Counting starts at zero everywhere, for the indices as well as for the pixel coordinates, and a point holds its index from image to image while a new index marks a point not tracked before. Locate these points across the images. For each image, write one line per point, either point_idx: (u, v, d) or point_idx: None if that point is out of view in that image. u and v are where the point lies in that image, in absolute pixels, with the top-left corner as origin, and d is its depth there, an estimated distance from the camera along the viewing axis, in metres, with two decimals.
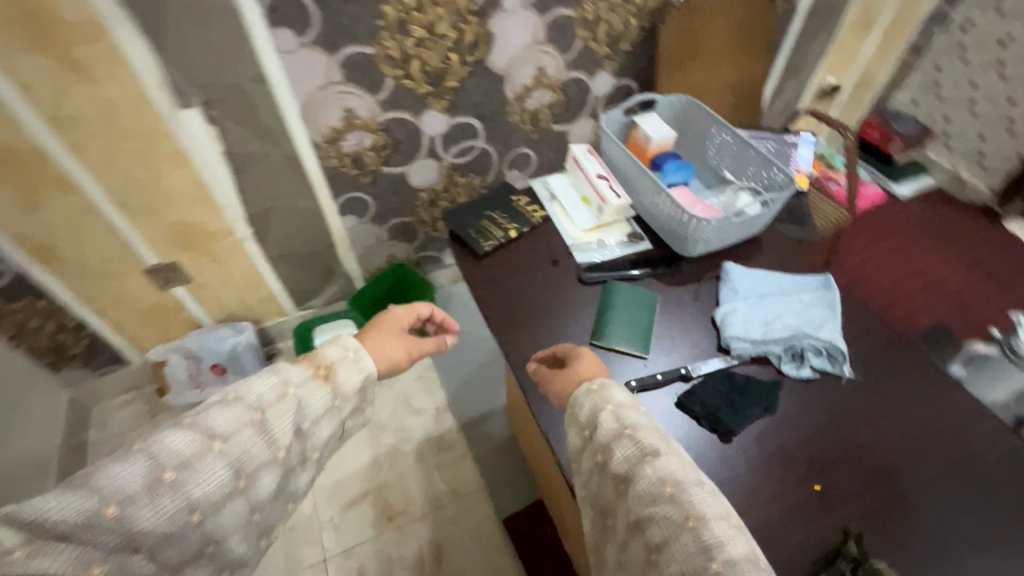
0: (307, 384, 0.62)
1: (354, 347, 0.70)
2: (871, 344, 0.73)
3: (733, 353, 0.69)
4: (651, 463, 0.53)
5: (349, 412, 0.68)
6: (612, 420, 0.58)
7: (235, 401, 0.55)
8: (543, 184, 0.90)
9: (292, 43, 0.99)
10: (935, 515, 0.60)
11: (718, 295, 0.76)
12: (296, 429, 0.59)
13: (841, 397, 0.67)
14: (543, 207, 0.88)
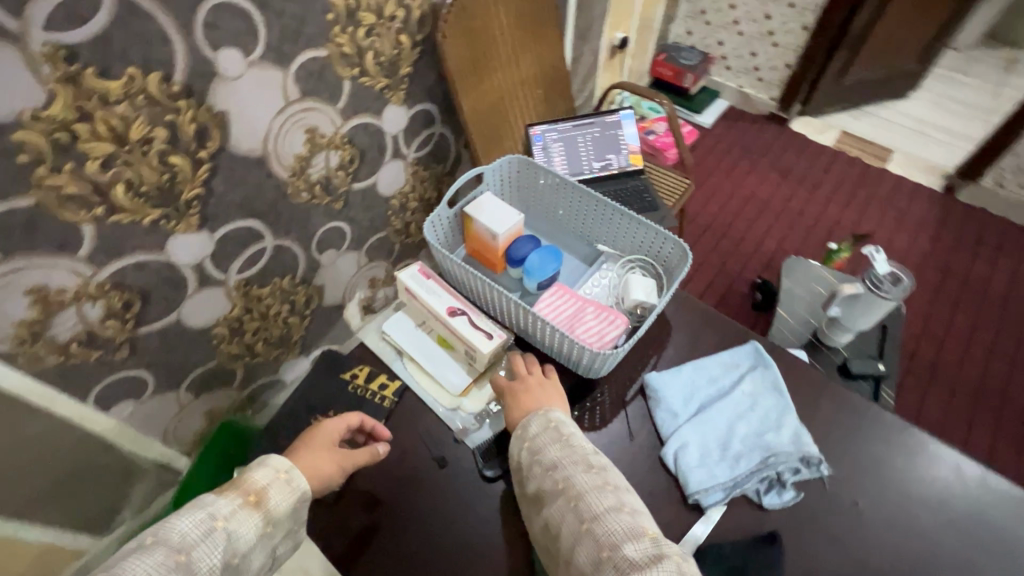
0: (239, 515, 0.49)
1: (283, 469, 0.54)
2: (877, 501, 0.58)
3: (707, 509, 0.56)
4: (544, 471, 0.54)
5: (285, 538, 0.54)
6: (524, 451, 0.56)
7: (157, 544, 0.44)
8: (389, 339, 0.72)
9: (214, 52, 0.73)
10: None
11: (656, 425, 0.61)
12: (223, 567, 0.47)
13: (849, 543, 0.56)
14: (398, 371, 0.71)
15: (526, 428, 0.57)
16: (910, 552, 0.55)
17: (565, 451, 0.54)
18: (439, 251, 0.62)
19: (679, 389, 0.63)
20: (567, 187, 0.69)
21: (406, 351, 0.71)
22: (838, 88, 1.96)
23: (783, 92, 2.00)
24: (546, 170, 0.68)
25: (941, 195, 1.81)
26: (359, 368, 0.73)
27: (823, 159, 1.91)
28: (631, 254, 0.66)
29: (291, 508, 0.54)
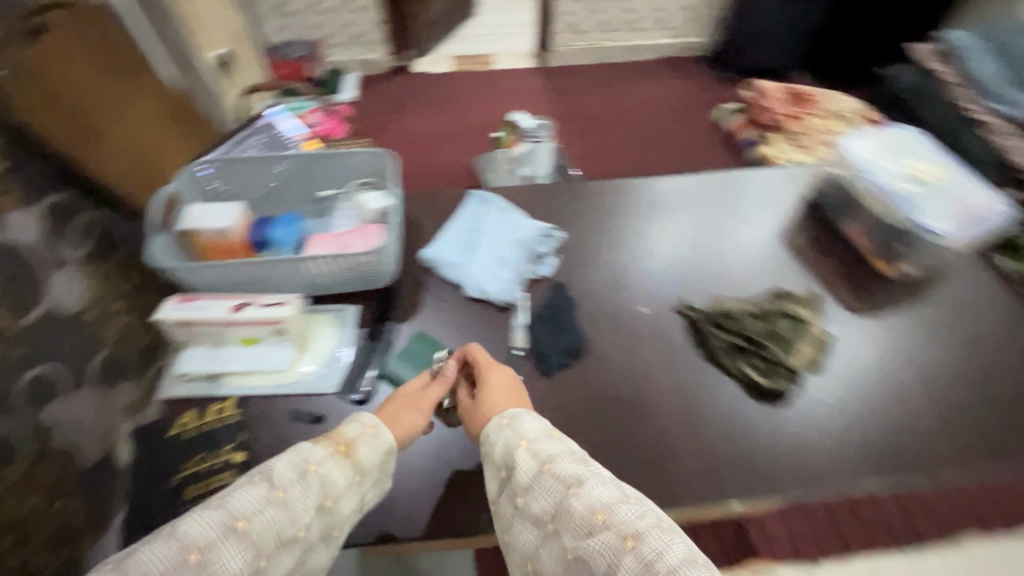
0: (330, 461, 0.50)
1: (371, 424, 0.55)
2: (584, 217, 0.78)
3: (516, 303, 0.67)
4: (574, 494, 0.46)
5: (374, 489, 0.54)
6: (530, 459, 0.50)
7: (258, 479, 0.46)
8: (191, 376, 0.61)
9: None
10: (693, 241, 0.75)
11: (448, 281, 0.69)
12: (317, 509, 0.47)
13: (581, 253, 0.73)
14: (225, 392, 0.61)
15: (517, 425, 0.53)
16: (618, 241, 0.75)
17: (587, 471, 0.48)
18: (183, 267, 0.61)
19: (444, 248, 0.71)
20: (262, 164, 0.73)
21: (215, 368, 0.60)
22: (427, 26, 2.29)
23: (393, 46, 2.23)
24: (236, 159, 0.72)
25: (539, 68, 2.34)
26: (182, 418, 0.59)
27: (452, 84, 2.26)
28: (349, 183, 0.75)
29: (381, 461, 0.54)
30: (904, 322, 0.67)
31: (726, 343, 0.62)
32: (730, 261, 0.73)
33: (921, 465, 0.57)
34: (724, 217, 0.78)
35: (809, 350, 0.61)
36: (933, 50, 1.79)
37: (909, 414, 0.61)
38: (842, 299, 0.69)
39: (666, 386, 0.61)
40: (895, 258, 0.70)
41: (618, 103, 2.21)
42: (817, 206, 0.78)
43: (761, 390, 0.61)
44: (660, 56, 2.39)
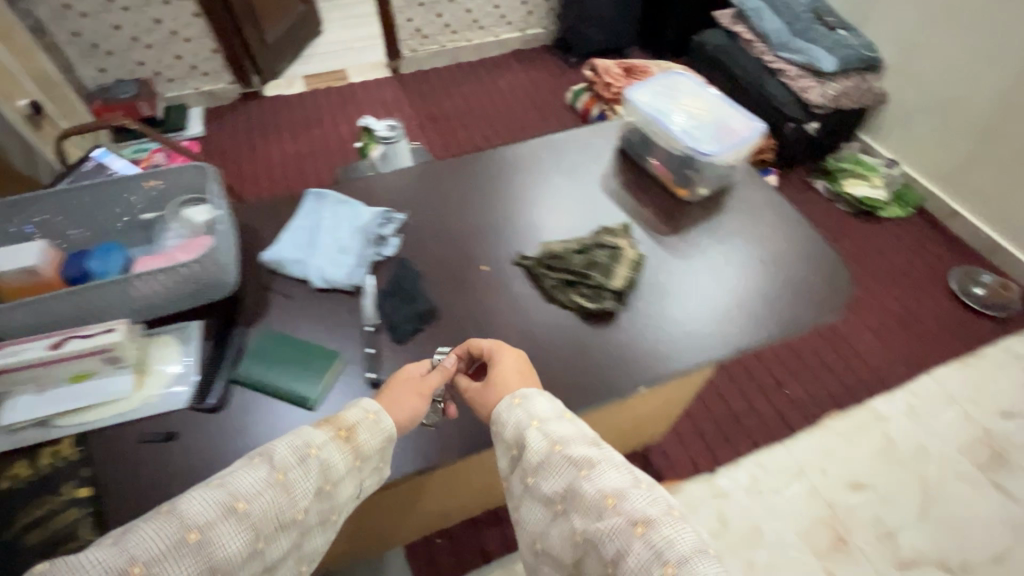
0: (331, 444, 0.51)
1: (373, 408, 0.55)
2: (423, 196, 0.82)
3: (363, 283, 0.69)
4: (585, 478, 0.47)
5: (372, 474, 0.56)
6: (543, 442, 0.51)
7: (257, 460, 0.47)
8: (18, 425, 0.57)
9: None
10: (525, 199, 0.82)
11: (293, 277, 0.70)
12: (315, 493, 0.49)
13: (424, 229, 0.77)
14: (64, 432, 0.57)
15: (528, 405, 0.54)
16: (454, 213, 0.80)
17: (599, 454, 0.50)
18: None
19: (287, 247, 0.72)
20: (63, 200, 0.69)
21: (43, 413, 0.57)
22: (269, 50, 2.24)
23: (234, 74, 2.16)
24: (32, 199, 0.68)
25: (391, 76, 2.37)
26: (11, 470, 0.55)
27: (308, 103, 2.22)
28: (171, 202, 0.73)
29: (380, 447, 0.55)
30: (703, 235, 0.78)
31: (559, 280, 0.69)
32: (560, 210, 0.81)
33: (724, 342, 0.67)
34: (552, 173, 0.86)
35: (626, 270, 0.69)
36: (731, 15, 2.05)
37: (714, 304, 0.71)
38: (656, 226, 0.79)
39: (507, 328, 0.67)
40: (690, 185, 0.81)
41: (477, 98, 2.30)
42: (626, 151, 0.88)
43: (593, 313, 0.68)
44: (507, 49, 2.51)
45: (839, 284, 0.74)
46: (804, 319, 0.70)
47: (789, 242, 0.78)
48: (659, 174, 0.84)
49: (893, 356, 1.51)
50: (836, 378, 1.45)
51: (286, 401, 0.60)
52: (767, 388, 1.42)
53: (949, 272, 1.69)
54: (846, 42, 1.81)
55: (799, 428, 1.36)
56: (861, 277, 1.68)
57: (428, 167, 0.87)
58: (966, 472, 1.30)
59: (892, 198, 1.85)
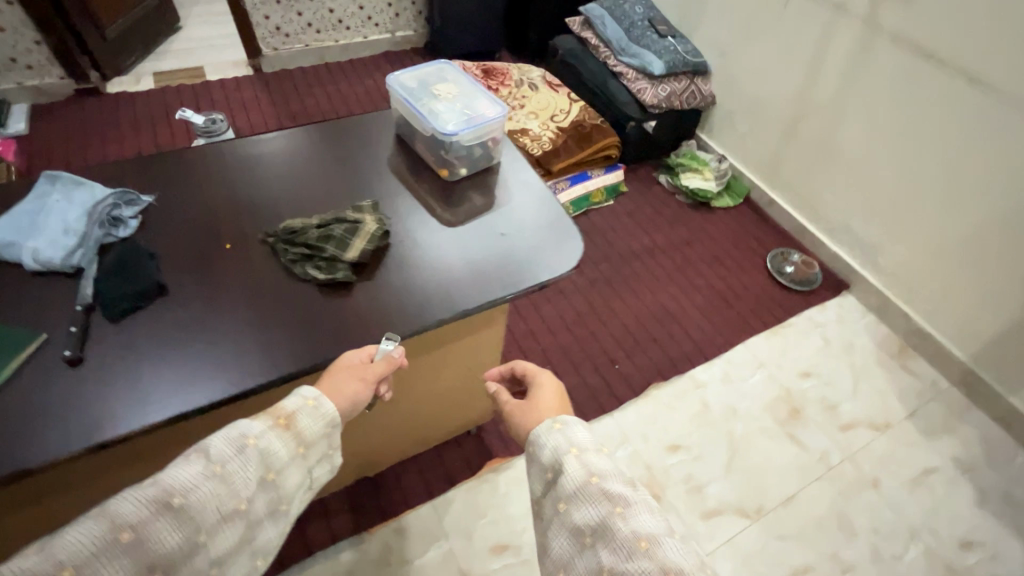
0: (269, 434, 0.53)
1: (311, 396, 0.58)
2: (177, 180, 0.80)
3: (83, 266, 0.67)
4: (620, 516, 0.53)
5: (321, 461, 0.58)
6: (580, 470, 0.57)
7: (195, 453, 0.48)
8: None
9: None
10: (285, 180, 0.83)
11: (7, 260, 0.67)
12: (259, 481, 0.50)
13: (171, 210, 0.76)
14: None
15: (567, 431, 0.61)
16: (206, 196, 0.79)
17: (634, 496, 0.55)
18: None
19: (2, 229, 0.68)
20: None
21: None
22: (110, 45, 2.10)
23: (63, 67, 2.00)
24: None
25: (253, 75, 2.31)
26: None
27: (155, 100, 2.10)
28: None
29: (325, 432, 0.57)
30: (455, 211, 0.83)
31: (299, 255, 0.71)
32: (321, 189, 0.82)
33: (450, 303, 0.72)
34: (318, 156, 0.88)
35: (361, 241, 0.72)
36: (579, 21, 2.17)
37: (453, 271, 0.75)
38: (418, 205, 0.83)
39: (230, 303, 0.68)
40: (450, 165, 0.87)
41: (342, 98, 2.28)
42: (401, 138, 0.93)
43: (328, 285, 0.71)
44: (376, 50, 2.52)
45: (562, 241, 0.82)
46: (534, 277, 0.76)
47: (537, 215, 0.85)
48: (425, 155, 0.88)
49: (715, 329, 1.66)
50: (663, 351, 1.58)
51: None
52: (601, 365, 1.52)
53: (768, 253, 1.89)
54: (673, 48, 1.99)
55: (626, 399, 1.46)
56: (692, 260, 1.84)
57: (191, 151, 0.85)
58: (769, 427, 1.45)
59: (723, 189, 2.05)
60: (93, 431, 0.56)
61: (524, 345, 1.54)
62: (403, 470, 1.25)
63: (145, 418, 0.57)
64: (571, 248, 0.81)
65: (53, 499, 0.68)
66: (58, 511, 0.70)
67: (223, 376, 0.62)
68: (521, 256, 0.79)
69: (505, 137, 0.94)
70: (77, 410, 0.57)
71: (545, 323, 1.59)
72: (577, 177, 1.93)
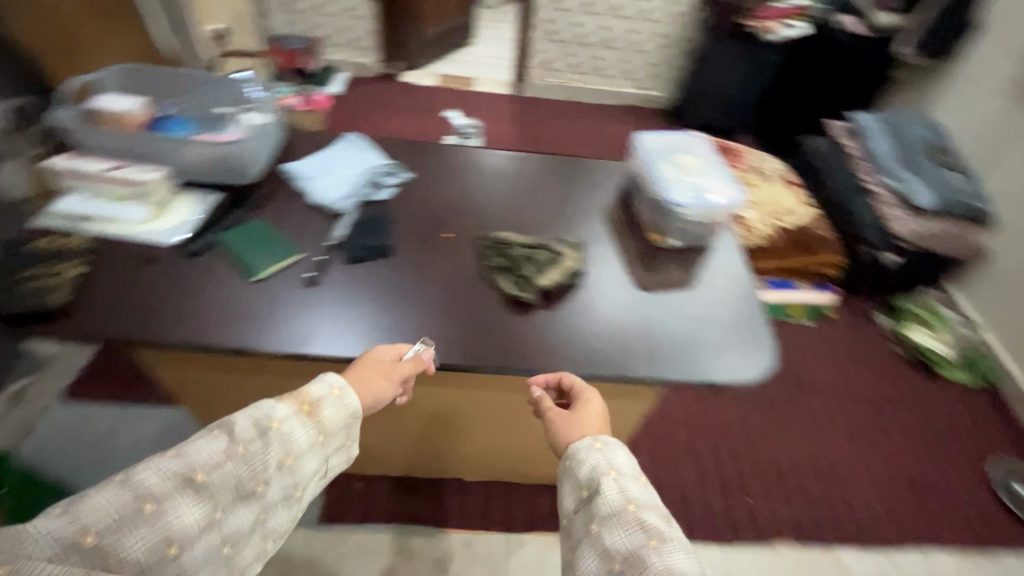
0: (293, 418, 0.56)
1: (337, 382, 0.62)
2: (433, 168, 0.94)
3: (344, 211, 0.82)
4: (655, 549, 0.49)
5: (338, 451, 0.61)
6: (617, 494, 0.54)
7: (217, 433, 0.52)
8: (55, 213, 0.75)
9: None
10: (513, 196, 0.92)
11: (300, 189, 0.85)
12: (276, 465, 0.54)
13: (420, 190, 0.89)
14: (81, 232, 0.75)
15: (608, 453, 0.59)
16: (449, 189, 0.91)
17: (672, 532, 0.52)
18: (80, 128, 0.80)
19: (305, 167, 0.87)
20: (181, 76, 0.94)
21: (82, 216, 0.75)
22: (419, 45, 2.57)
23: (382, 55, 2.52)
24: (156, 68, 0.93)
25: (512, 96, 2.60)
26: (55, 238, 0.73)
27: (432, 95, 2.51)
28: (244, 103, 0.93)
29: (345, 421, 0.61)
30: (651, 277, 0.83)
31: (499, 264, 0.78)
32: (538, 215, 0.89)
33: (612, 360, 0.71)
34: (548, 184, 0.95)
35: (557, 273, 0.77)
36: (843, 126, 1.96)
37: (626, 332, 0.75)
38: (621, 260, 0.84)
39: (430, 284, 0.77)
40: (663, 233, 0.86)
41: (576, 135, 2.44)
42: (625, 193, 0.95)
43: (515, 301, 0.75)
44: (622, 103, 2.65)
45: (754, 349, 0.76)
46: (710, 373, 0.72)
47: (729, 310, 0.80)
48: (644, 215, 0.89)
49: (889, 517, 1.36)
50: (811, 510, 1.34)
51: (240, 271, 0.74)
52: (730, 490, 1.35)
53: (993, 458, 1.50)
54: (952, 184, 1.71)
55: (743, 540, 1.28)
56: (886, 424, 1.54)
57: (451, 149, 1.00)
58: None
59: (961, 362, 1.70)
60: (305, 344, 0.68)
61: (657, 430, 1.44)
62: (496, 489, 1.27)
63: (339, 351, 0.68)
64: (760, 358, 0.75)
65: (257, 375, 0.87)
66: (256, 384, 0.89)
67: (404, 344, 0.70)
68: (704, 350, 0.75)
69: (726, 226, 0.91)
70: (301, 323, 0.70)
71: (685, 419, 1.47)
72: (777, 283, 1.82)
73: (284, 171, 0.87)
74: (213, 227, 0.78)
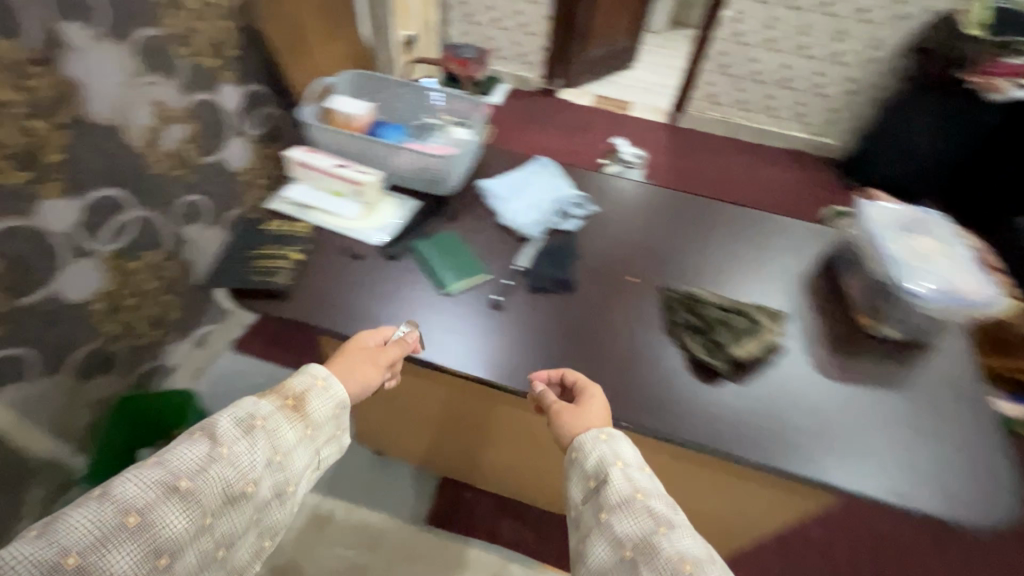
0: (277, 414, 0.57)
1: (320, 374, 0.63)
2: (621, 201, 0.91)
3: (532, 237, 0.83)
4: (666, 534, 0.49)
5: (328, 442, 0.62)
6: (627, 482, 0.53)
7: (198, 438, 0.53)
8: (284, 199, 0.83)
9: (82, 38, 0.90)
10: (702, 246, 0.86)
11: (490, 208, 0.87)
12: (265, 463, 0.54)
13: (606, 224, 0.87)
14: (302, 220, 0.82)
15: (614, 444, 0.57)
16: (637, 227, 0.88)
17: (678, 518, 0.51)
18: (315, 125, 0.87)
19: (499, 187, 0.89)
20: (401, 85, 1.00)
21: (306, 205, 0.82)
22: (583, 64, 2.58)
23: (545, 71, 2.57)
24: (381, 76, 1.00)
25: (667, 124, 2.52)
26: (282, 221, 0.81)
27: (588, 114, 2.51)
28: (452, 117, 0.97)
29: (334, 413, 0.62)
30: (858, 368, 0.73)
31: (688, 322, 0.73)
32: (729, 272, 0.83)
33: (801, 455, 0.64)
34: (741, 238, 0.89)
35: (755, 346, 0.70)
36: None
37: (821, 427, 0.67)
38: (824, 342, 0.75)
39: (612, 330, 0.74)
40: (878, 319, 0.76)
41: (731, 175, 2.30)
42: (830, 263, 0.86)
43: (701, 366, 0.70)
44: (788, 146, 2.45)
45: (984, 485, 0.64)
46: (925, 502, 0.62)
47: (949, 427, 0.69)
48: (854, 294, 0.79)
49: None
50: None
51: (430, 282, 0.77)
52: None
53: None
54: None
55: None
56: None
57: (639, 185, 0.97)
58: None
59: None
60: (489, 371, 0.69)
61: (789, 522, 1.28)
62: None
63: (518, 383, 0.69)
64: (992, 497, 0.63)
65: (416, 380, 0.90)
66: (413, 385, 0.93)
67: (583, 390, 0.68)
68: (917, 471, 0.64)
69: (954, 323, 0.78)
70: (486, 347, 0.71)
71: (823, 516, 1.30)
72: None
73: (480, 187, 0.89)
74: (410, 233, 0.82)
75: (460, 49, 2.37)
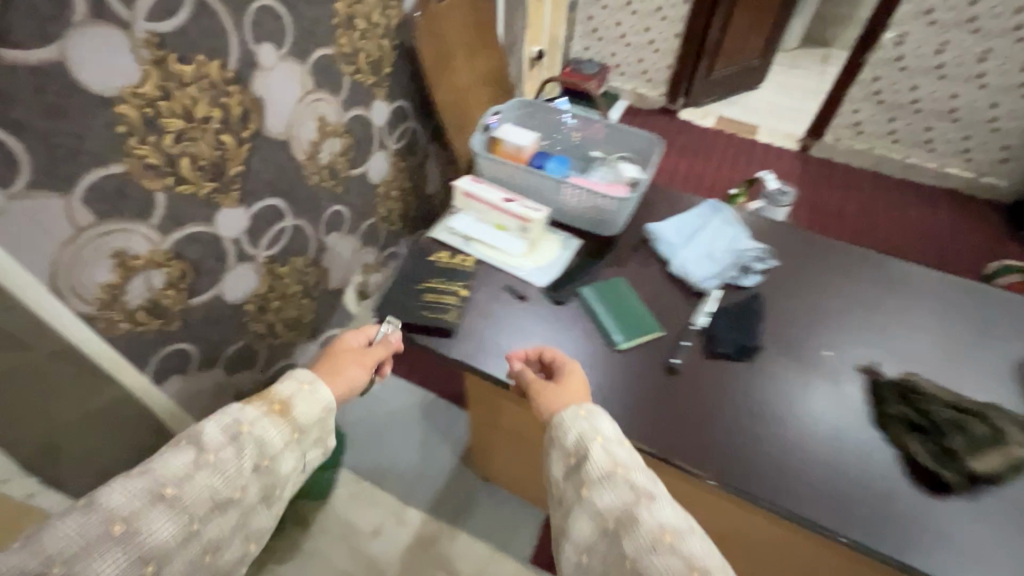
0: (262, 420, 0.60)
1: (305, 379, 0.65)
2: (809, 267, 0.88)
3: (710, 293, 0.82)
4: (645, 506, 0.51)
5: (312, 445, 0.65)
6: (605, 458, 0.56)
7: (182, 447, 0.55)
8: (450, 229, 0.87)
9: (271, 58, 0.94)
10: (908, 327, 0.81)
11: (663, 256, 0.86)
12: (252, 468, 0.57)
13: (793, 289, 0.84)
14: (467, 253, 0.86)
15: (592, 420, 0.60)
16: (830, 298, 0.84)
17: (654, 488, 0.54)
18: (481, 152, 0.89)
19: (676, 235, 0.87)
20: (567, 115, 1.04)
21: (472, 238, 0.86)
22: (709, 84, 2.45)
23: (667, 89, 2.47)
24: (550, 106, 1.05)
25: (796, 152, 2.33)
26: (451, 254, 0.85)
27: (711, 136, 2.38)
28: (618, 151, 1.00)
29: (319, 416, 0.64)
30: None
31: (908, 424, 0.70)
32: (938, 360, 0.78)
33: None
34: (951, 319, 0.82)
35: (993, 461, 0.65)
36: None
37: None
38: None
39: (813, 421, 0.72)
40: None
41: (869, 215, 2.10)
42: None
43: (925, 477, 0.67)
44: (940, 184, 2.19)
45: None
46: None
47: None
48: None
49: None
50: None
51: (601, 333, 0.78)
52: None
53: None
54: None
55: None
56: None
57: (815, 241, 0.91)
58: None
59: None
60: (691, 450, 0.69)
61: None
62: None
63: (722, 469, 0.68)
64: None
65: None
66: None
67: (794, 487, 0.67)
68: None
69: None
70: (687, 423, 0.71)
71: None
72: None
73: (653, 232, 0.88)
74: (575, 276, 0.83)
75: (582, 63, 2.32)
